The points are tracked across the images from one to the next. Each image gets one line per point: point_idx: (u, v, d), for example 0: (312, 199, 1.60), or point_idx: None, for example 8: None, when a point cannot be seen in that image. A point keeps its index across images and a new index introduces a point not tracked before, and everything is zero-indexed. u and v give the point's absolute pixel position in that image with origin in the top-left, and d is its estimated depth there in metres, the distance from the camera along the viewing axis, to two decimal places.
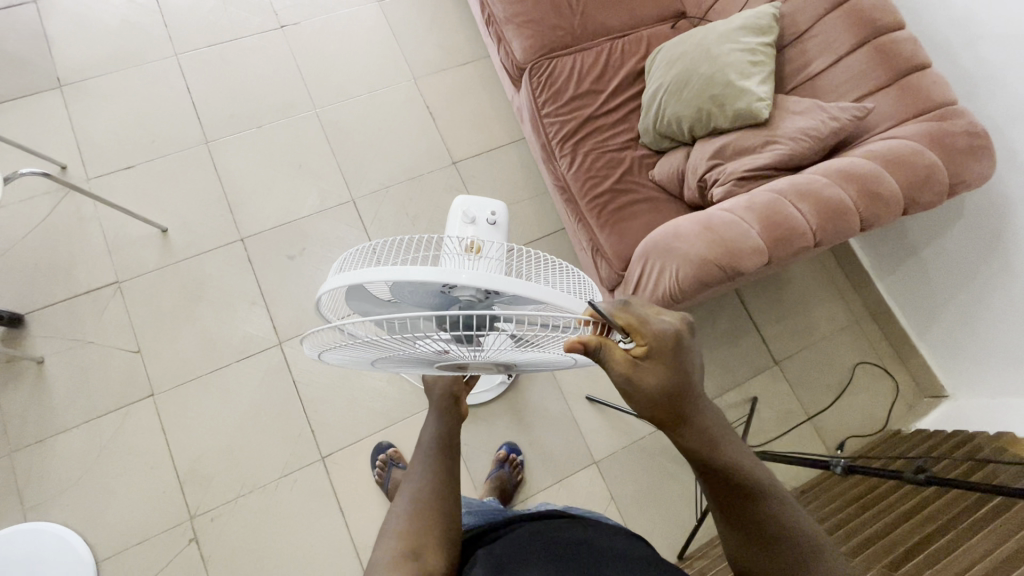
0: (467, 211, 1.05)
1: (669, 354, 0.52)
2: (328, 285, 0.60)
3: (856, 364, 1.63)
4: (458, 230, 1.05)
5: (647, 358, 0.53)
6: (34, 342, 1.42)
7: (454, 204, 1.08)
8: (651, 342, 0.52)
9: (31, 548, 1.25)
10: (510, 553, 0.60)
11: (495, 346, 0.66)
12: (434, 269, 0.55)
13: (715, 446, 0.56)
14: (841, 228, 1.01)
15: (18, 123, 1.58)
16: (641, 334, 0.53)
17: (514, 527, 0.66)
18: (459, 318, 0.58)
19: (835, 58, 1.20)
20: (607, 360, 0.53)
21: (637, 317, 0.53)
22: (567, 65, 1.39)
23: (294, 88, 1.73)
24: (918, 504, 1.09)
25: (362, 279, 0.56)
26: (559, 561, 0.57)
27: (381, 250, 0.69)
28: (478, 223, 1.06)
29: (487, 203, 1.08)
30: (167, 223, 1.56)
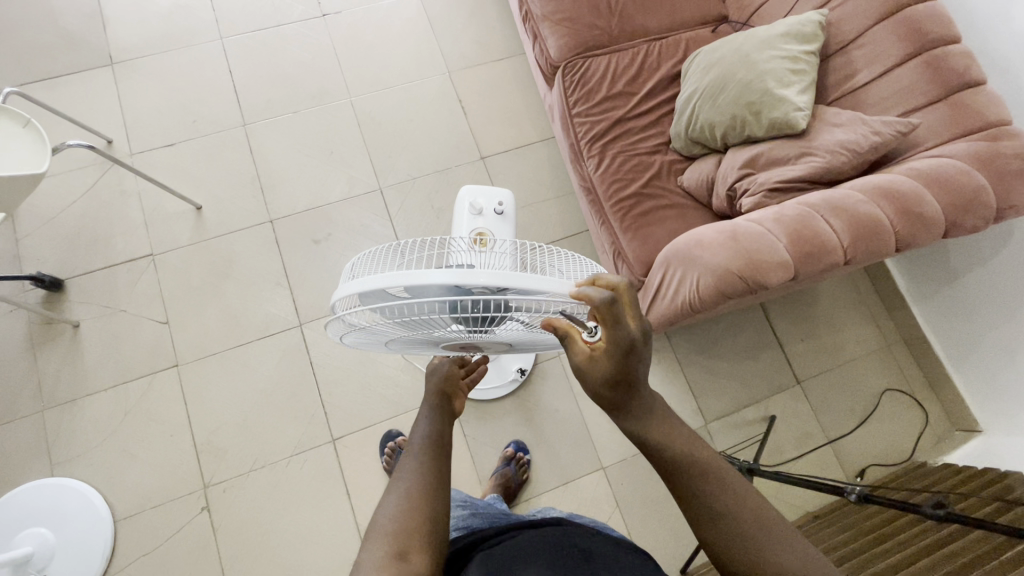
0: (473, 202, 1.06)
1: (623, 357, 0.52)
2: (342, 293, 0.59)
3: (884, 391, 1.57)
4: (465, 222, 1.06)
5: (603, 356, 0.53)
6: (72, 306, 1.49)
7: (461, 194, 1.08)
8: (609, 343, 0.52)
9: (54, 501, 1.31)
10: (496, 562, 0.59)
11: (508, 330, 0.66)
12: (451, 271, 0.53)
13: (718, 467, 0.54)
14: (875, 247, 0.97)
15: (70, 96, 1.66)
16: (603, 332, 0.52)
17: (500, 538, 0.65)
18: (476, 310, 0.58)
19: (882, 70, 1.16)
20: (569, 349, 0.56)
21: (605, 317, 0.51)
22: (601, 65, 1.37)
23: (331, 76, 1.76)
24: (937, 542, 1.03)
25: (376, 286, 0.55)
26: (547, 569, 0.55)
27: (384, 251, 0.67)
28: (485, 214, 1.07)
29: (494, 193, 1.08)
30: (201, 201, 1.60)
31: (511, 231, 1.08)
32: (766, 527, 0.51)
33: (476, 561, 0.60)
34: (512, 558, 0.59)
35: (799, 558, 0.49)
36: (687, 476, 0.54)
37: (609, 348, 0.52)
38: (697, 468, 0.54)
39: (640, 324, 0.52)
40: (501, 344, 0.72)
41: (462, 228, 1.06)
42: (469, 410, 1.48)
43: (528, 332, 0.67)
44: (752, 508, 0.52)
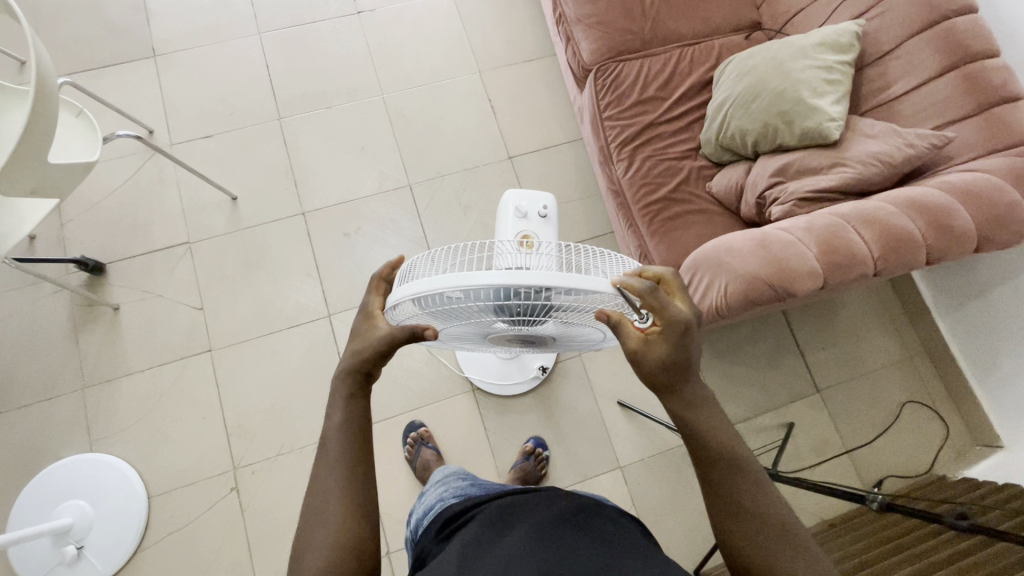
0: (519, 206, 1.07)
1: (678, 337, 0.55)
2: (394, 297, 0.61)
3: (904, 402, 1.57)
4: (511, 225, 1.07)
5: (658, 338, 0.56)
6: (112, 290, 1.55)
7: (506, 198, 1.10)
8: (668, 322, 0.55)
9: (93, 476, 1.37)
10: (498, 523, 0.62)
11: (549, 326, 0.67)
12: (504, 273, 0.55)
13: (748, 468, 0.55)
14: (905, 259, 0.98)
15: (114, 87, 1.71)
16: (659, 316, 0.56)
17: (495, 503, 0.68)
18: (523, 306, 0.59)
19: (917, 83, 1.16)
20: (622, 336, 0.57)
21: (659, 302, 0.56)
22: (633, 70, 1.39)
23: (364, 73, 1.79)
24: (953, 555, 1.03)
25: (428, 289, 0.57)
26: (539, 531, 0.58)
27: (431, 253, 0.68)
28: (530, 218, 1.09)
29: (538, 196, 1.10)
30: (237, 192, 1.65)
31: (555, 234, 1.10)
32: (787, 530, 0.52)
33: (482, 519, 0.64)
34: (510, 518, 0.63)
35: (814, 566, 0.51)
36: (718, 477, 0.55)
37: (668, 327, 0.55)
38: (728, 468, 0.55)
39: (692, 309, 0.58)
40: (538, 338, 0.74)
41: (508, 232, 1.08)
42: (490, 405, 1.51)
43: (565, 328, 0.69)
44: (779, 511, 0.53)
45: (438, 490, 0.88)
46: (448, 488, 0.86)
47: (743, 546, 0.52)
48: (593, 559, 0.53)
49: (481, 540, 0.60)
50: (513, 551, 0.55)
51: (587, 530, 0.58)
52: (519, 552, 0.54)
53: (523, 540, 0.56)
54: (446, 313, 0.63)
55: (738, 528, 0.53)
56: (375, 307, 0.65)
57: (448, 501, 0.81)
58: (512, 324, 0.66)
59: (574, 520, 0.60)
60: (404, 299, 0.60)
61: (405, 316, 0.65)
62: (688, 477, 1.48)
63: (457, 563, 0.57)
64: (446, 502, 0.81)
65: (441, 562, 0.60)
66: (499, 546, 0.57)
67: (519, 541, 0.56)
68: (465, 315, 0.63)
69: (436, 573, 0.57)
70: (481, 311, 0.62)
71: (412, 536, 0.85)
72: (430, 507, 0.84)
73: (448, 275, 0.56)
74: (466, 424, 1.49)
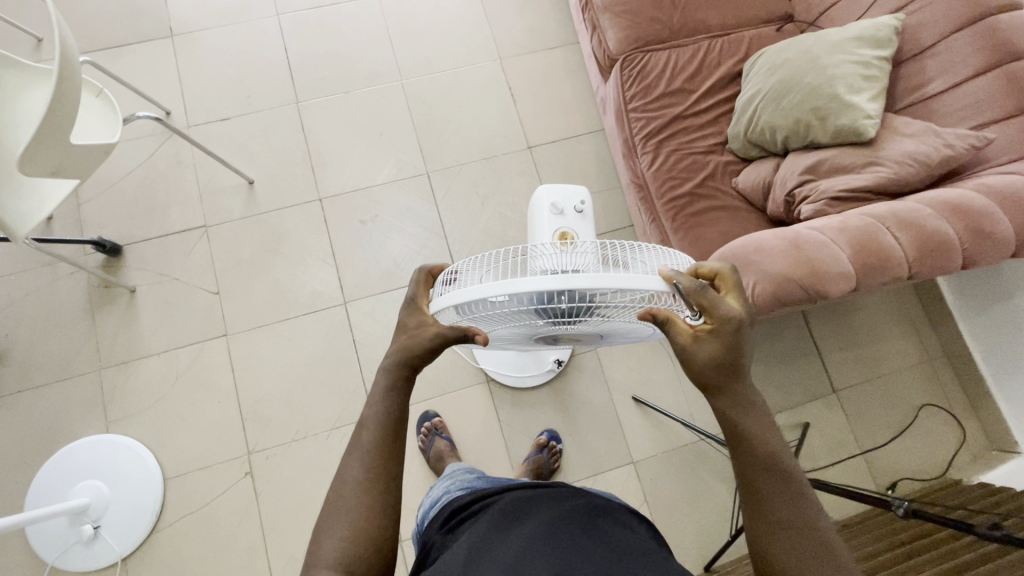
0: (554, 202, 1.05)
1: (729, 336, 0.55)
2: (436, 305, 0.61)
3: (921, 405, 1.55)
4: (548, 223, 1.06)
5: (707, 336, 0.55)
6: (128, 272, 1.54)
7: (541, 194, 1.07)
8: (719, 320, 0.54)
9: (110, 457, 1.38)
10: (509, 514, 0.61)
11: (592, 324, 0.66)
12: (547, 278, 0.53)
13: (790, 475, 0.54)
14: (939, 263, 0.96)
15: (132, 66, 1.69)
16: (710, 315, 0.55)
17: (508, 493, 0.67)
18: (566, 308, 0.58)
19: (956, 81, 1.13)
20: (670, 333, 0.56)
21: (711, 300, 0.55)
22: (661, 60, 1.36)
23: (384, 57, 1.77)
24: (974, 560, 1.02)
25: (470, 296, 0.56)
26: (552, 521, 0.57)
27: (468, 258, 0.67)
28: (566, 214, 1.07)
29: (573, 192, 1.08)
30: (254, 176, 1.64)
31: (594, 230, 1.07)
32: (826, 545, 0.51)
33: (493, 509, 0.63)
34: (521, 510, 0.61)
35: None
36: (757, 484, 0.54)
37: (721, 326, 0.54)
38: (770, 475, 0.54)
39: (745, 308, 0.57)
40: (576, 336, 0.73)
41: (545, 229, 1.06)
42: (505, 397, 1.51)
43: (605, 325, 0.68)
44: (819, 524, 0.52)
45: (445, 483, 0.87)
46: (455, 481, 0.86)
47: (777, 555, 0.51)
48: (607, 554, 0.52)
49: (493, 529, 0.58)
50: (526, 540, 0.54)
51: (599, 524, 0.57)
52: (533, 542, 0.53)
53: (536, 530, 0.55)
54: (490, 318, 0.62)
55: (772, 534, 0.52)
56: (422, 298, 0.66)
57: (455, 493, 0.80)
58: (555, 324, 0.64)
59: (589, 514, 0.59)
60: (447, 306, 0.59)
61: (445, 321, 0.64)
62: (701, 474, 1.48)
63: (466, 554, 0.55)
64: (452, 495, 0.81)
65: (450, 552, 0.58)
66: (512, 536, 0.56)
67: (532, 531, 0.55)
68: (508, 318, 0.62)
69: (444, 567, 0.55)
70: (524, 314, 0.61)
71: (417, 528, 0.84)
72: (436, 500, 0.84)
73: (490, 282, 0.55)
74: (480, 415, 1.49)
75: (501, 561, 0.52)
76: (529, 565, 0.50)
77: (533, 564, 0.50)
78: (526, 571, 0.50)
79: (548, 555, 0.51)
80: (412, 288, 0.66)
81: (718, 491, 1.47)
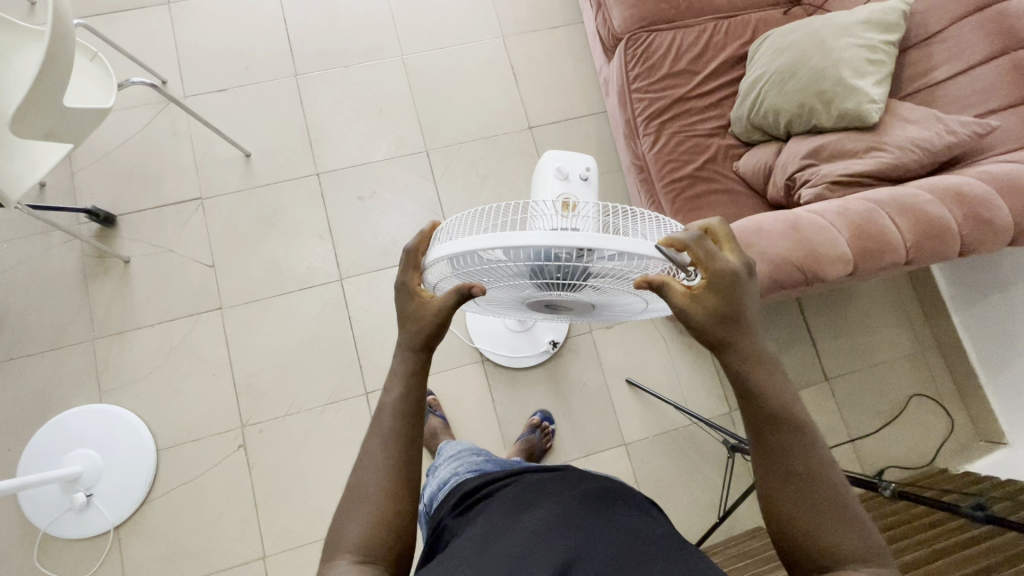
0: (560, 167, 1.05)
1: (726, 289, 0.55)
2: (433, 255, 0.60)
3: (911, 395, 1.57)
4: (551, 186, 1.05)
5: (706, 294, 0.55)
6: (123, 242, 1.53)
7: (547, 159, 1.07)
8: (715, 274, 0.55)
9: (102, 426, 1.38)
10: (526, 496, 0.60)
11: (587, 293, 0.66)
12: (546, 234, 0.53)
13: (797, 433, 0.54)
14: (937, 249, 0.96)
15: (127, 32, 1.66)
16: (705, 268, 0.55)
17: (521, 476, 0.66)
18: (562, 269, 0.58)
19: (962, 68, 1.12)
20: (669, 298, 0.55)
21: (705, 253, 0.55)
22: (666, 41, 1.34)
23: (386, 31, 1.74)
24: (957, 543, 1.04)
25: (468, 247, 0.55)
26: (566, 505, 0.55)
27: (470, 214, 0.67)
28: (570, 180, 1.06)
29: (579, 158, 1.07)
30: (250, 148, 1.62)
31: (596, 198, 1.07)
32: (838, 498, 0.51)
33: (508, 492, 0.62)
34: (539, 493, 0.60)
35: (865, 545, 0.49)
36: (766, 444, 0.54)
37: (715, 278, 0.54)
38: (788, 450, 0.53)
39: (740, 259, 0.57)
40: (570, 305, 0.73)
41: (547, 193, 1.05)
42: (499, 377, 1.51)
43: (601, 296, 0.68)
44: (834, 482, 0.52)
45: (452, 464, 0.86)
46: (462, 463, 0.85)
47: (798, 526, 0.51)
48: (624, 538, 0.51)
49: (511, 510, 0.58)
50: (544, 523, 0.53)
51: (616, 507, 0.56)
52: (550, 525, 0.52)
53: (552, 512, 0.55)
54: (485, 272, 0.62)
55: (788, 491, 0.52)
56: (414, 284, 0.63)
57: (464, 476, 0.79)
58: (549, 288, 0.64)
59: (606, 498, 0.58)
60: (443, 257, 0.58)
61: (441, 278, 0.64)
62: (693, 458, 1.49)
63: (483, 535, 0.54)
64: (461, 476, 0.80)
65: (465, 533, 0.57)
66: (526, 518, 0.55)
67: (546, 514, 0.54)
68: (504, 276, 0.62)
69: (460, 546, 0.54)
70: (520, 272, 0.61)
71: (423, 511, 0.83)
72: (443, 481, 0.82)
73: (488, 234, 0.55)
74: (474, 395, 1.49)
75: (516, 542, 0.51)
76: (545, 545, 0.50)
77: (546, 548, 0.49)
78: (540, 553, 0.49)
79: (561, 539, 0.50)
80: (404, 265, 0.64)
81: (709, 475, 1.48)
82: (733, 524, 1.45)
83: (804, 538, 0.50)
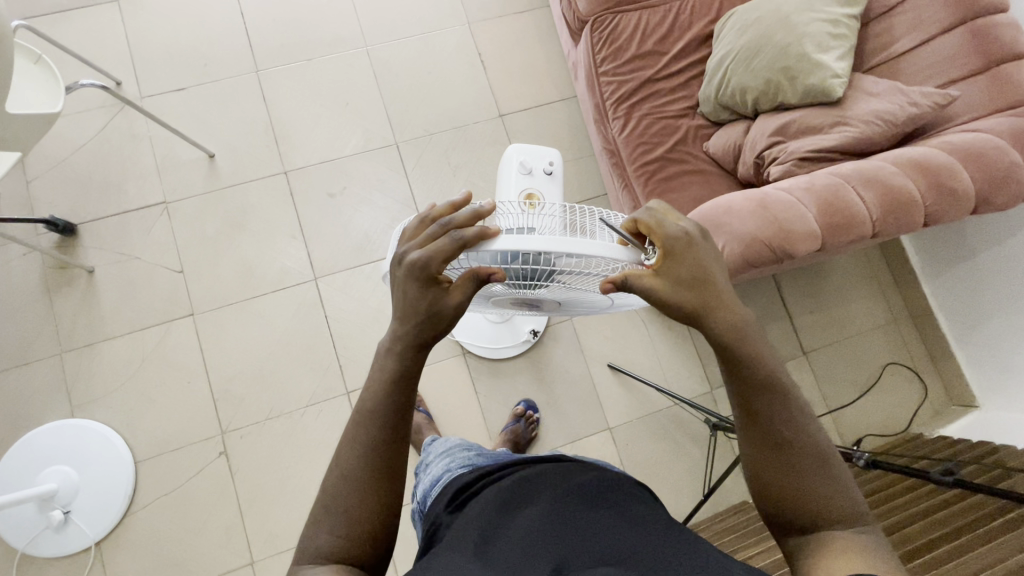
0: (523, 161, 1.04)
1: (685, 264, 0.54)
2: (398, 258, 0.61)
3: (887, 364, 1.60)
4: (514, 181, 1.04)
5: (668, 281, 0.54)
6: (85, 252, 1.48)
7: (510, 152, 1.06)
8: (663, 241, 0.54)
9: (77, 441, 1.35)
10: (514, 492, 0.58)
11: (552, 290, 0.67)
12: (507, 239, 0.54)
13: (783, 406, 0.53)
14: (904, 220, 0.97)
15: (76, 33, 1.59)
16: (658, 235, 0.55)
17: (512, 471, 0.64)
18: (526, 269, 0.59)
19: (922, 40, 1.13)
20: (637, 287, 0.54)
21: (655, 220, 0.55)
22: (632, 22, 1.33)
23: (347, 22, 1.69)
24: (932, 507, 1.07)
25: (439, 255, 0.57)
26: (558, 501, 0.54)
27: None
28: (534, 174, 1.05)
29: (543, 152, 1.06)
30: (214, 149, 1.57)
31: (561, 192, 1.06)
32: (825, 460, 0.52)
33: (500, 485, 0.61)
34: (529, 487, 0.58)
35: (850, 510, 0.51)
36: (754, 408, 0.53)
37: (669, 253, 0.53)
38: (773, 420, 0.53)
39: (688, 222, 0.55)
40: (538, 302, 0.74)
41: (512, 188, 1.05)
42: (481, 368, 1.50)
43: (563, 292, 0.69)
44: (818, 455, 0.52)
45: (444, 460, 0.85)
46: (454, 459, 0.83)
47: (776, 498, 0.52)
48: (612, 526, 0.50)
49: (500, 505, 0.56)
50: (534, 521, 0.52)
51: (605, 497, 0.55)
52: (541, 520, 0.51)
53: (543, 508, 0.53)
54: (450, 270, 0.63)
55: (772, 463, 0.52)
56: (437, 261, 0.54)
57: (456, 472, 0.77)
58: (514, 286, 0.66)
59: (597, 490, 0.56)
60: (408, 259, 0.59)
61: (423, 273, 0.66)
62: (677, 438, 1.50)
63: (471, 535, 0.53)
64: (454, 472, 0.78)
65: (455, 529, 0.57)
66: (516, 515, 0.54)
67: (537, 511, 0.53)
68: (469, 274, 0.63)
69: (452, 545, 0.53)
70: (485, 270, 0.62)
71: (418, 508, 0.82)
72: (436, 478, 0.81)
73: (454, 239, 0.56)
74: (458, 388, 1.49)
75: (508, 543, 0.50)
76: (538, 545, 0.48)
77: (536, 547, 0.48)
78: (533, 554, 0.48)
79: (551, 536, 0.49)
80: (422, 271, 0.54)
81: (694, 455, 1.50)
82: (719, 501, 1.47)
83: (796, 503, 0.51)
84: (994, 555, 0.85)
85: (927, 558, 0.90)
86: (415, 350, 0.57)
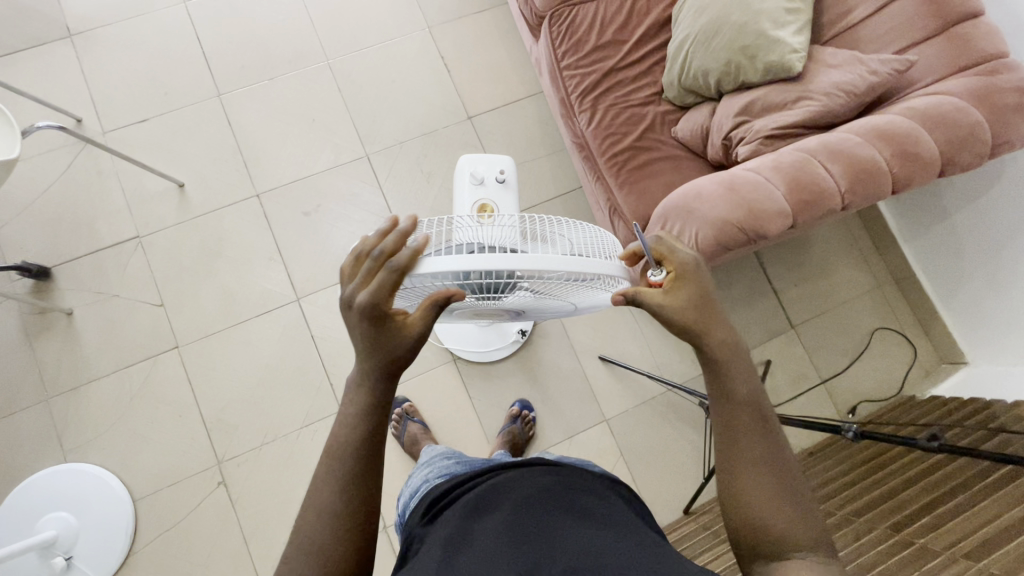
0: (474, 172, 1.05)
1: None
2: None
3: (874, 329, 1.61)
4: (468, 192, 1.05)
5: None
6: (62, 294, 1.47)
7: (461, 163, 1.07)
8: None
9: (71, 486, 1.34)
10: (484, 499, 0.58)
11: (518, 297, 0.67)
12: (455, 259, 0.53)
13: (749, 391, 0.55)
14: (872, 191, 0.97)
15: (32, 73, 1.57)
16: (671, 261, 0.57)
17: (486, 476, 0.64)
18: (483, 283, 0.58)
19: (876, 8, 1.13)
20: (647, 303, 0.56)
21: (668, 247, 0.58)
22: (589, 13, 1.32)
23: (306, 37, 1.67)
24: (925, 471, 1.07)
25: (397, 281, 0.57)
26: (526, 506, 0.54)
27: None
28: (487, 184, 1.07)
29: (495, 161, 1.08)
30: (183, 177, 1.56)
31: (515, 198, 1.08)
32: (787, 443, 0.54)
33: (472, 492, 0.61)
34: (499, 492, 0.58)
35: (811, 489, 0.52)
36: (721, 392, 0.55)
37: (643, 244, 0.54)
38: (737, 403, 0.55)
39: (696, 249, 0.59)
40: (508, 309, 0.74)
41: (465, 199, 1.06)
42: (473, 373, 1.50)
43: (533, 297, 0.69)
44: (777, 436, 0.54)
45: (424, 471, 0.85)
46: (433, 469, 0.83)
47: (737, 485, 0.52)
48: (580, 532, 0.50)
49: (470, 514, 0.57)
50: (502, 528, 0.52)
51: (578, 500, 0.55)
52: (509, 527, 0.52)
53: (509, 516, 0.53)
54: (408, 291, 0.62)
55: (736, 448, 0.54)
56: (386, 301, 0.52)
57: (433, 482, 0.78)
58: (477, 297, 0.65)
59: (566, 492, 0.56)
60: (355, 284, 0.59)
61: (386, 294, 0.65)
62: (672, 423, 1.51)
63: (439, 548, 0.53)
64: (431, 483, 0.78)
65: (427, 540, 0.56)
66: (487, 521, 0.54)
67: (505, 517, 0.53)
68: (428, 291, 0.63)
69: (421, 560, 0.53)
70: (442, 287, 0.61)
71: (398, 521, 0.81)
72: (415, 490, 0.81)
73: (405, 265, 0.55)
74: (450, 395, 1.48)
75: (477, 551, 0.50)
76: (504, 553, 0.48)
77: (508, 552, 0.48)
78: (498, 561, 0.48)
79: (522, 539, 0.49)
80: (371, 309, 0.53)
81: (692, 438, 1.51)
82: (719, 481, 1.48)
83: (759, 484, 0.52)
84: (984, 514, 0.86)
85: (919, 524, 0.91)
86: (385, 372, 0.56)
